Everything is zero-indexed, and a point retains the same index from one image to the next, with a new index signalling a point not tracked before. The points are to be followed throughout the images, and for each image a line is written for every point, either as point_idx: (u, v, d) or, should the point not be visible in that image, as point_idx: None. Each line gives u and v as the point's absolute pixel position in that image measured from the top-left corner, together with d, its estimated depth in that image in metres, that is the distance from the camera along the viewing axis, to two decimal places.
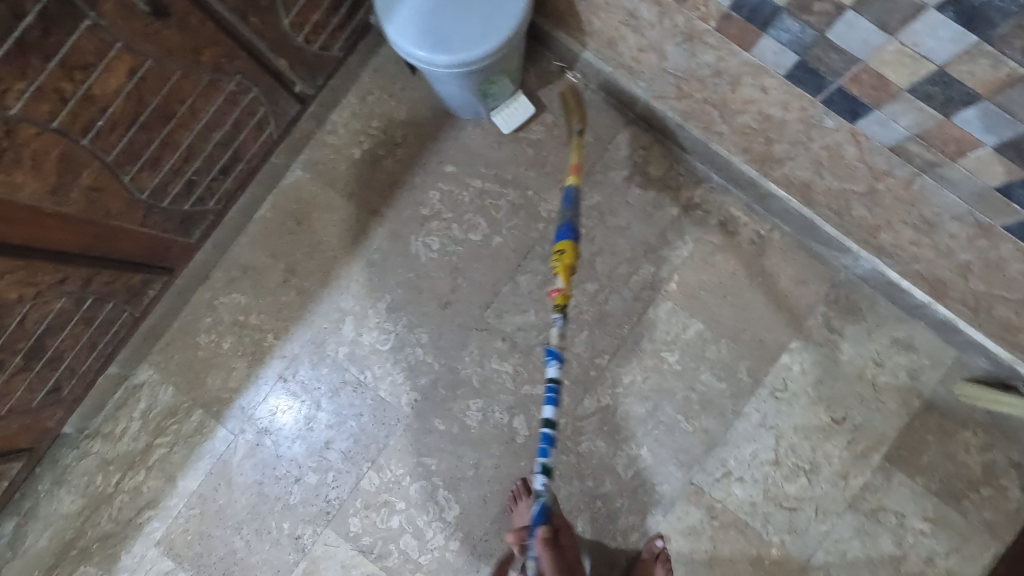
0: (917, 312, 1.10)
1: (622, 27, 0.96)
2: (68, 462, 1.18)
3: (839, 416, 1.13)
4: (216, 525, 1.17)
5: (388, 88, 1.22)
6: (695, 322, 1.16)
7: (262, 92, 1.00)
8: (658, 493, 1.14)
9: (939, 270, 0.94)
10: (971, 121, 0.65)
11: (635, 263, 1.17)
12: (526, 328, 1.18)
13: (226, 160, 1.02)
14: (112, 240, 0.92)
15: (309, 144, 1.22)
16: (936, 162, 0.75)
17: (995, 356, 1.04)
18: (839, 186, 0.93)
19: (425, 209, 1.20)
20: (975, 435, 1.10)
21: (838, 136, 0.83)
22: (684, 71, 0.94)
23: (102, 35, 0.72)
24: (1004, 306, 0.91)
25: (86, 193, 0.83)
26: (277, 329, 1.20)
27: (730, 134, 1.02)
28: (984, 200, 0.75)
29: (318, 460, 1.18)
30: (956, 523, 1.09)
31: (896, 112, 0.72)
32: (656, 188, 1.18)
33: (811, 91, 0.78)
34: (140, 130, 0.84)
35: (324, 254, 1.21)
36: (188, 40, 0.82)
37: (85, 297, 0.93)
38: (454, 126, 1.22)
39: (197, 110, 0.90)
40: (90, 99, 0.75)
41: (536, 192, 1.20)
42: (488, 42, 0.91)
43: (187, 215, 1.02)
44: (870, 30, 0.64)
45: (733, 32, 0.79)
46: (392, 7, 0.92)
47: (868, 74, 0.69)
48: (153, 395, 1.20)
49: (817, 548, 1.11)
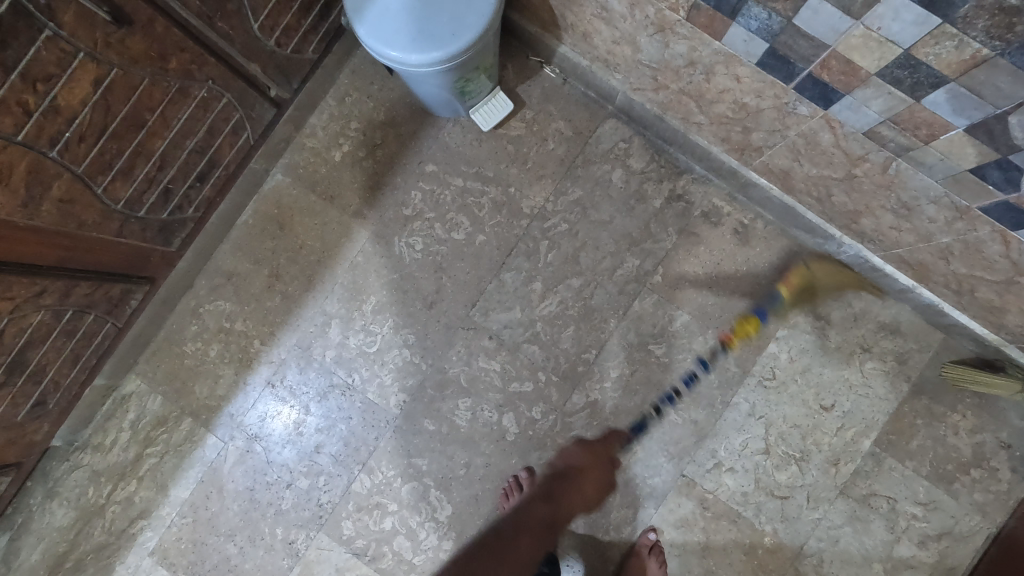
0: (902, 297, 1.10)
1: (595, 20, 0.95)
2: (59, 475, 1.18)
3: (827, 403, 1.13)
4: (209, 533, 1.17)
5: (366, 88, 1.22)
6: (682, 314, 1.16)
7: (236, 97, 1.00)
8: (649, 486, 1.14)
9: (921, 254, 0.93)
10: (940, 103, 0.65)
11: (620, 257, 1.17)
12: (512, 326, 1.17)
13: (202, 167, 1.01)
14: (89, 252, 0.91)
15: (289, 148, 1.22)
16: (909, 147, 0.75)
17: (981, 338, 1.04)
18: (817, 173, 0.93)
19: (407, 210, 1.20)
20: (964, 418, 1.10)
21: (813, 123, 0.82)
22: (659, 62, 0.94)
23: (63, 45, 0.72)
24: (986, 288, 0.90)
25: (59, 206, 0.82)
26: (263, 335, 1.20)
27: (709, 124, 1.01)
28: (958, 182, 0.74)
29: (309, 464, 1.17)
30: (948, 506, 1.09)
31: (867, 98, 0.72)
32: (639, 181, 1.17)
33: (783, 78, 0.78)
34: (110, 140, 0.84)
35: (307, 258, 1.20)
36: (153, 48, 0.82)
37: (65, 309, 0.93)
38: (434, 125, 1.21)
39: (168, 118, 0.90)
40: (55, 110, 0.75)
41: (518, 189, 1.19)
42: (458, 41, 0.91)
43: (165, 223, 1.02)
44: (835, 15, 0.63)
45: (703, 22, 0.78)
46: (362, 8, 0.92)
47: (836, 59, 0.69)
48: (142, 406, 1.19)
49: (809, 536, 1.11)
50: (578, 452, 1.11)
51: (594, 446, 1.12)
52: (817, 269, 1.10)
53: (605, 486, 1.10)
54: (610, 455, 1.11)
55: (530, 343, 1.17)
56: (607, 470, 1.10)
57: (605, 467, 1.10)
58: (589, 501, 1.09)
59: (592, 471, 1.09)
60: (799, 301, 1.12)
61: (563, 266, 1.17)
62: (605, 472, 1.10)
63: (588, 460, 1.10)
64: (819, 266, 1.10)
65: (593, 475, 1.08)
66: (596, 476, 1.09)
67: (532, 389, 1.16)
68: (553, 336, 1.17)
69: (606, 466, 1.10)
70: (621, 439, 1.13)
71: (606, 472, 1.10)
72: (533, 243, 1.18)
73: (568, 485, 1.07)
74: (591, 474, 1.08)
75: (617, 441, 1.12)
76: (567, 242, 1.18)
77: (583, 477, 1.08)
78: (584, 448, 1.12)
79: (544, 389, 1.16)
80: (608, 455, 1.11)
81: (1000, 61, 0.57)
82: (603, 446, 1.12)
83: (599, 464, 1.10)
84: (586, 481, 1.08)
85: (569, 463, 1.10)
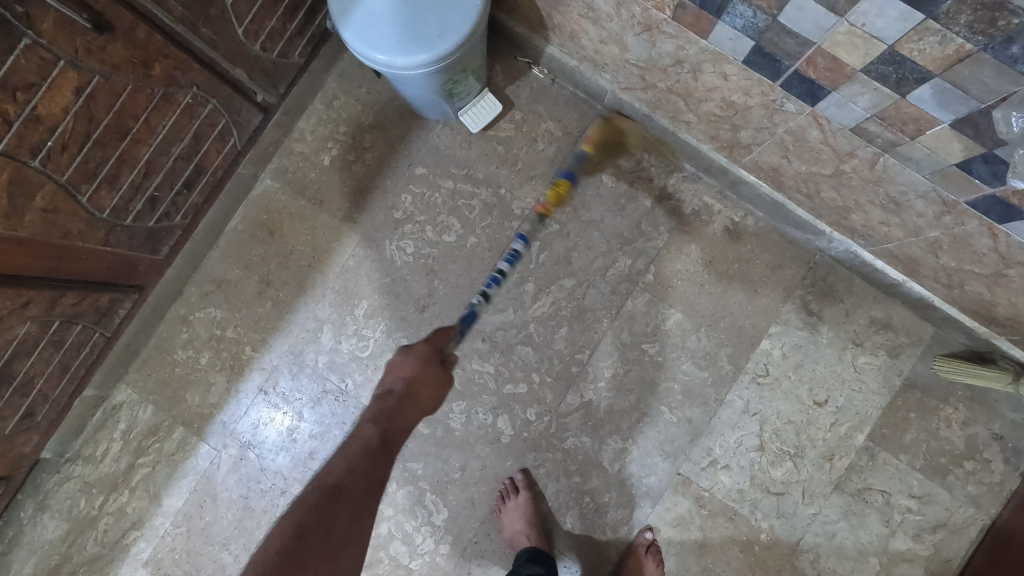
0: (893, 291, 1.10)
1: (581, 20, 0.95)
2: (50, 487, 1.16)
3: (821, 398, 1.13)
4: (203, 542, 1.16)
5: (354, 92, 1.21)
6: (674, 312, 1.16)
7: (221, 102, 0.99)
8: (646, 485, 1.14)
9: (910, 248, 0.94)
10: (926, 99, 0.65)
11: (611, 257, 1.17)
12: (505, 328, 1.17)
13: (189, 174, 1.01)
14: (76, 262, 0.90)
15: (277, 153, 1.21)
16: (897, 142, 0.75)
17: (971, 331, 1.04)
18: (807, 170, 0.93)
19: (398, 213, 1.19)
20: (957, 411, 1.11)
21: (802, 120, 0.82)
22: (646, 62, 0.94)
23: (43, 53, 0.71)
24: (975, 282, 0.91)
25: (42, 216, 0.81)
26: (254, 342, 1.19)
27: (697, 122, 1.01)
28: (946, 177, 0.75)
29: (303, 471, 1.17)
30: (942, 498, 1.10)
31: (853, 94, 0.72)
32: (629, 179, 1.17)
33: (770, 75, 0.78)
34: (94, 148, 0.83)
35: (298, 263, 1.19)
36: (135, 54, 0.81)
37: (52, 320, 0.92)
38: (422, 127, 1.21)
39: (153, 124, 0.89)
40: (37, 119, 0.74)
41: (508, 190, 1.19)
42: (445, 42, 0.90)
43: (152, 231, 1.01)
44: (820, 12, 0.63)
45: (689, 20, 0.78)
46: (346, 10, 0.91)
47: (822, 56, 0.69)
48: (133, 415, 1.18)
49: (806, 531, 1.11)
50: (401, 363, 1.06)
51: (418, 350, 1.07)
52: (614, 126, 1.14)
53: (439, 385, 1.06)
54: (437, 352, 1.08)
55: (524, 345, 1.17)
56: (435, 369, 1.06)
57: (433, 369, 1.06)
58: (428, 403, 1.04)
59: (423, 379, 1.05)
60: (603, 156, 1.16)
61: (555, 267, 1.17)
62: (437, 372, 1.06)
63: (413, 374, 1.04)
64: (615, 124, 1.14)
65: (424, 380, 1.05)
66: (426, 382, 1.05)
67: (526, 390, 1.16)
68: (547, 338, 1.16)
69: (435, 365, 1.06)
70: (450, 335, 1.10)
71: (437, 369, 1.06)
72: None
73: (400, 403, 1.02)
74: (422, 385, 1.04)
75: (446, 335, 1.10)
76: (559, 242, 1.17)
77: (414, 388, 1.03)
78: (409, 356, 1.06)
79: (538, 390, 1.16)
80: (436, 352, 1.08)
81: (983, 56, 0.57)
82: (426, 345, 1.08)
83: (428, 366, 1.06)
84: (420, 390, 1.04)
85: (395, 380, 1.05)
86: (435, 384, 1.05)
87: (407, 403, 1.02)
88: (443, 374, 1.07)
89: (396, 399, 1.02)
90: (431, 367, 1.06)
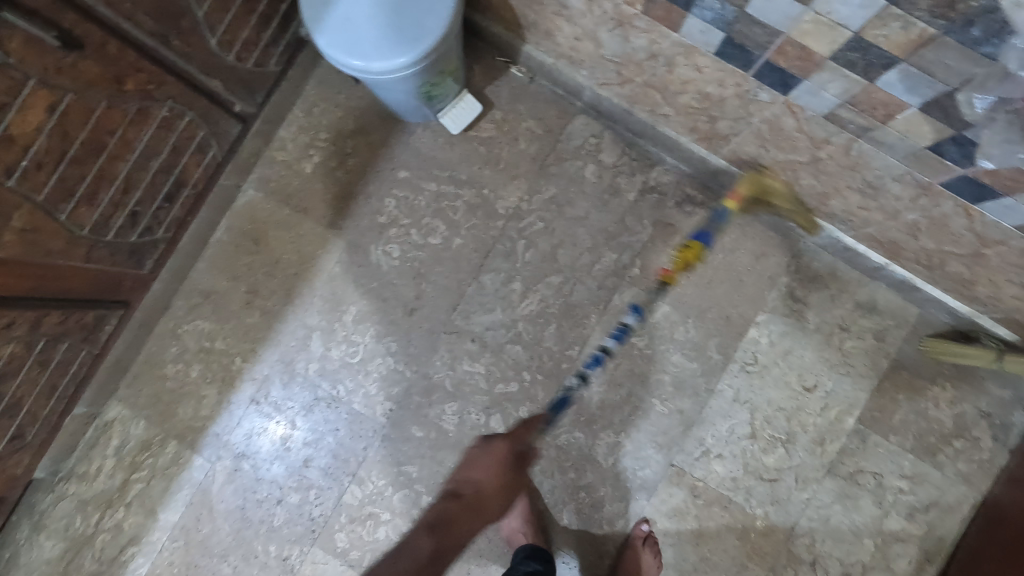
0: (877, 275, 1.11)
1: (556, 18, 0.95)
2: (45, 507, 1.16)
3: (810, 384, 1.14)
4: (202, 555, 1.16)
5: (333, 98, 1.21)
6: (662, 304, 1.16)
7: (198, 114, 0.99)
8: (641, 478, 1.14)
9: (891, 232, 0.95)
10: (893, 84, 0.66)
11: (597, 252, 1.17)
12: (494, 327, 1.17)
13: (169, 187, 1.01)
14: (59, 280, 0.90)
15: (259, 163, 1.20)
16: (869, 128, 0.76)
17: (955, 310, 1.05)
18: (784, 158, 0.94)
19: (382, 217, 1.19)
20: (944, 390, 1.12)
21: (775, 109, 0.83)
22: (621, 57, 0.94)
23: (13, 73, 0.70)
24: (956, 262, 0.92)
25: (20, 236, 0.81)
26: (244, 352, 1.19)
27: (676, 114, 1.02)
28: (918, 160, 0.76)
29: (299, 479, 1.17)
30: (933, 478, 1.11)
31: (824, 82, 0.72)
32: (611, 174, 1.18)
33: (741, 67, 0.79)
34: (69, 165, 0.83)
35: (285, 272, 1.19)
36: (108, 70, 0.81)
37: (37, 340, 0.92)
38: (403, 131, 1.21)
39: (130, 140, 0.89)
40: (10, 139, 0.74)
41: (491, 190, 1.19)
42: (421, 45, 0.90)
43: (135, 246, 1.01)
44: (785, 2, 0.64)
45: (660, 14, 0.79)
46: (319, 17, 0.91)
47: (791, 45, 0.70)
48: (125, 431, 1.18)
49: (801, 516, 1.12)
50: (486, 461, 1.03)
51: (498, 447, 1.04)
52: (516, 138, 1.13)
53: (516, 490, 1.04)
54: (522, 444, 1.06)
55: (514, 344, 1.17)
56: (515, 475, 1.04)
57: (512, 472, 1.04)
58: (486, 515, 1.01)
59: (496, 491, 1.02)
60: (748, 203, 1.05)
61: (542, 265, 1.18)
62: (517, 474, 1.04)
63: (493, 481, 1.02)
64: (747, 182, 1.01)
65: (494, 492, 1.02)
66: (499, 492, 1.02)
67: (518, 389, 1.16)
68: (536, 335, 1.17)
69: (513, 471, 1.04)
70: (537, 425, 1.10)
71: (517, 471, 1.04)
72: (510, 243, 1.18)
73: (464, 507, 1.01)
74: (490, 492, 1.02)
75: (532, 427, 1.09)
76: (544, 240, 1.18)
77: (482, 487, 1.02)
78: (490, 451, 1.04)
79: (529, 388, 1.16)
80: (517, 448, 1.05)
81: (945, 40, 0.57)
82: (508, 445, 1.05)
83: (508, 464, 1.03)
84: (487, 502, 1.01)
85: (477, 479, 1.03)
86: (510, 493, 1.04)
87: (469, 511, 1.00)
88: (518, 474, 1.04)
89: (462, 508, 1.00)
90: (509, 475, 1.03)
